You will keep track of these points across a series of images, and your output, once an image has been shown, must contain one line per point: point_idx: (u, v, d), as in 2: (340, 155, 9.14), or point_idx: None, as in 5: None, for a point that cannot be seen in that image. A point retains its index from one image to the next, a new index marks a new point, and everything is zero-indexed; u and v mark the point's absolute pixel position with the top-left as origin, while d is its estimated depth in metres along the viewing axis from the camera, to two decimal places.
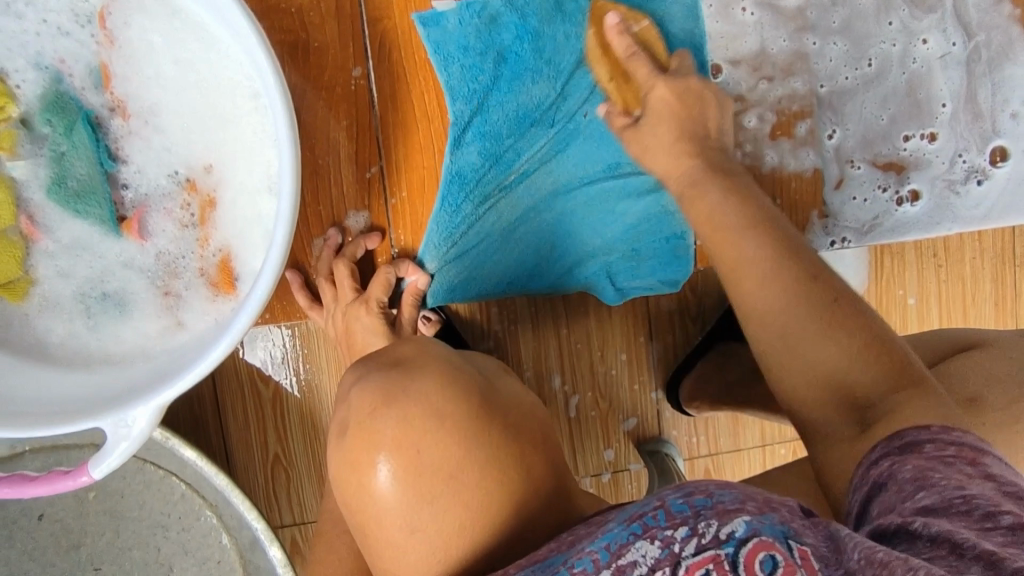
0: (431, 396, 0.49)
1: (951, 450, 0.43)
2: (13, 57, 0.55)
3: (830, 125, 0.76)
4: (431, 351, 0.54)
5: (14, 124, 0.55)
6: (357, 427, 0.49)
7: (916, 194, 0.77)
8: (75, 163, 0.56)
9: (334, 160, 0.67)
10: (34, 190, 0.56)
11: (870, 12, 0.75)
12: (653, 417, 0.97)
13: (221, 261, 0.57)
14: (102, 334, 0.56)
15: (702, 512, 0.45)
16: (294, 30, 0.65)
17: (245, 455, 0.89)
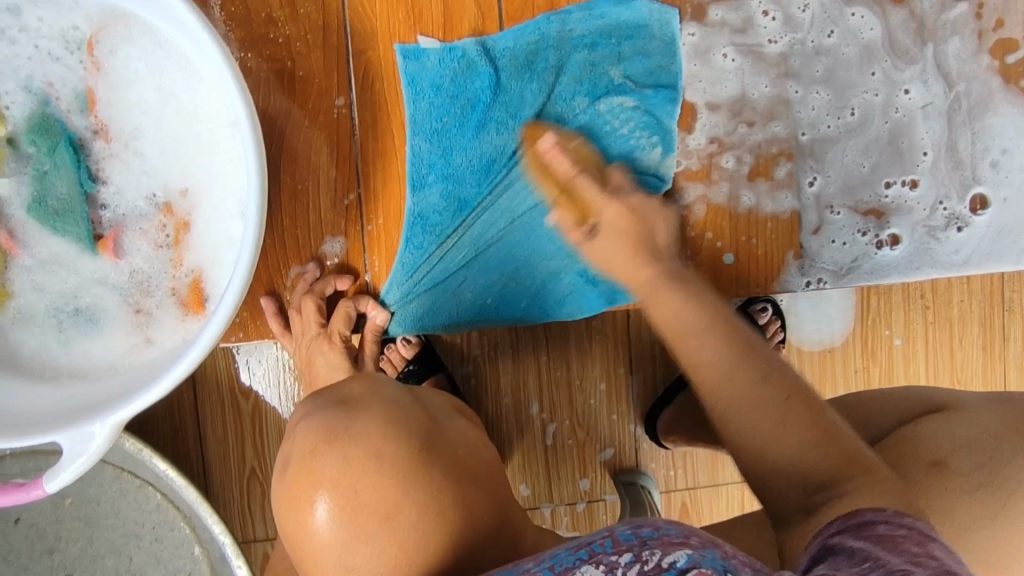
0: (373, 438, 0.50)
1: (902, 531, 0.43)
2: (3, 80, 0.56)
3: (811, 172, 0.77)
4: (381, 391, 0.55)
5: (2, 143, 0.57)
6: (299, 464, 0.50)
7: (896, 239, 0.77)
8: (57, 182, 0.57)
9: (313, 185, 0.68)
10: (15, 206, 0.57)
11: (852, 62, 0.76)
12: (631, 448, 0.97)
13: (192, 281, 0.58)
14: (72, 349, 0.56)
15: (648, 541, 0.44)
16: (280, 58, 0.67)
17: (221, 469, 0.90)
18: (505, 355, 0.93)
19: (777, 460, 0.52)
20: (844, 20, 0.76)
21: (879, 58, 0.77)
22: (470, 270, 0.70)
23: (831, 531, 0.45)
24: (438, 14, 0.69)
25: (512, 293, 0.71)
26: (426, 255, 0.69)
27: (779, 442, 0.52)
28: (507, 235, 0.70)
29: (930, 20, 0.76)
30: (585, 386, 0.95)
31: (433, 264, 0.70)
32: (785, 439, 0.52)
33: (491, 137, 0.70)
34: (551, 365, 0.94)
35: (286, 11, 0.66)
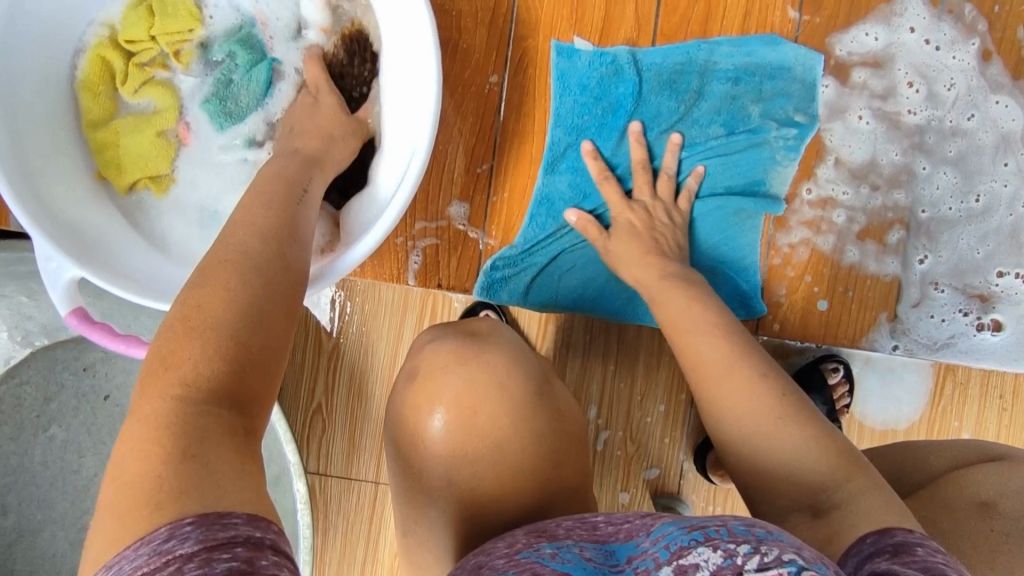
0: (495, 367, 0.56)
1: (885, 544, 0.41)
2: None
3: (922, 251, 0.76)
4: (503, 333, 0.62)
5: (197, 45, 0.68)
6: (426, 375, 0.57)
7: (999, 324, 0.77)
8: (241, 92, 0.67)
9: (452, 149, 0.73)
10: (196, 103, 0.68)
11: (987, 148, 0.76)
12: (676, 474, 0.98)
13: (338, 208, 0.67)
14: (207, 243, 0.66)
15: (765, 539, 0.39)
16: (449, 31, 0.72)
17: (291, 396, 0.95)
18: (576, 355, 0.96)
19: (789, 475, 0.49)
20: (987, 106, 0.76)
21: (1015, 150, 0.76)
22: (575, 257, 0.75)
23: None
24: (597, 20, 0.73)
25: (614, 284, 0.75)
26: (543, 235, 0.74)
27: (785, 438, 0.50)
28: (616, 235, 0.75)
29: None
30: (644, 404, 0.97)
31: (548, 244, 0.74)
32: (778, 441, 0.50)
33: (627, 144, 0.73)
34: (617, 375, 0.96)
35: None
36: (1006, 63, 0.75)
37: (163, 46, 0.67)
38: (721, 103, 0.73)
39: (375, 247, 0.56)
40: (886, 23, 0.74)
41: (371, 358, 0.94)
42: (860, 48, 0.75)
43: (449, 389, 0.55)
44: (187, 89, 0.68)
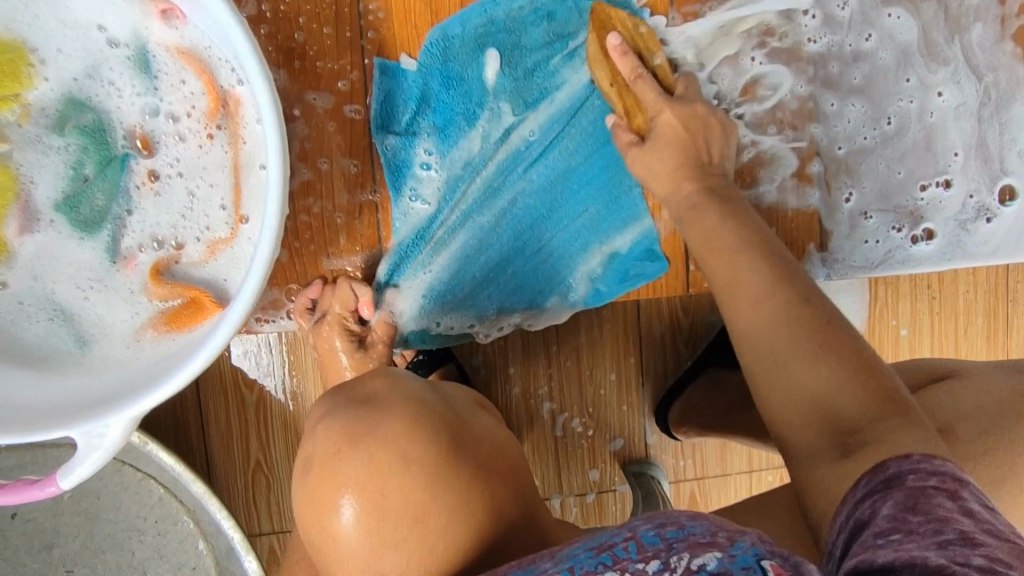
0: (397, 440, 0.51)
1: (932, 480, 0.43)
2: (70, 59, 0.52)
3: (847, 188, 0.71)
4: (403, 387, 0.57)
5: (32, 109, 0.53)
6: (322, 466, 0.51)
7: (931, 232, 0.72)
8: (94, 192, 0.54)
9: (327, 178, 0.64)
10: (45, 201, 0.54)
11: (889, 62, 0.70)
12: (641, 439, 0.96)
13: (184, 295, 0.54)
14: (28, 333, 0.53)
15: (674, 545, 0.44)
16: (290, 37, 0.61)
17: (225, 460, 0.87)
18: (516, 347, 0.91)
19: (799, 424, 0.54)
20: (880, 21, 0.69)
21: (913, 60, 0.70)
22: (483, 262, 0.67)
23: (859, 495, 0.45)
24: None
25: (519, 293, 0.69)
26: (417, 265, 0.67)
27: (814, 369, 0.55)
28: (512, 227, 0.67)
29: (953, 7, 0.70)
30: (595, 377, 0.94)
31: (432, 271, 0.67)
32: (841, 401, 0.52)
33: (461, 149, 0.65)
34: (563, 356, 0.93)
35: None
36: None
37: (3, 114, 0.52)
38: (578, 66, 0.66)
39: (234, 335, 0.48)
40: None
41: (303, 400, 0.87)
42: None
43: (308, 480, 0.52)
44: (27, 163, 0.53)
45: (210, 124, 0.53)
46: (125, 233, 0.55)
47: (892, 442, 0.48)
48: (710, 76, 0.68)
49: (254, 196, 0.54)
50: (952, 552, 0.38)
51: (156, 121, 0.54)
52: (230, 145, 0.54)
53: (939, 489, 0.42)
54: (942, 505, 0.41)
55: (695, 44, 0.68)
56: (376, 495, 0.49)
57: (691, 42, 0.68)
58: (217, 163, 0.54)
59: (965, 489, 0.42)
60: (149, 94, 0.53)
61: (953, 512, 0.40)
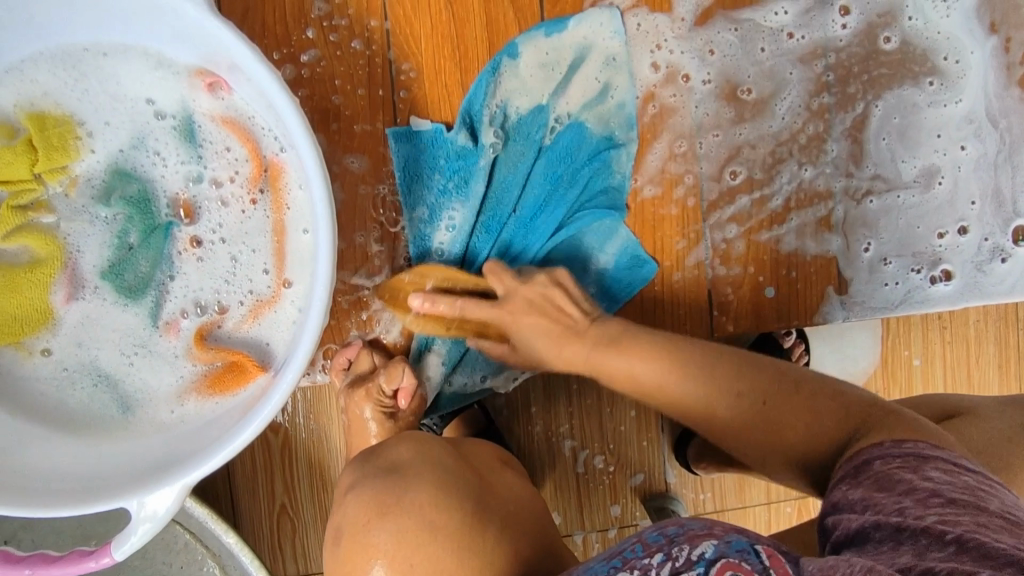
0: (425, 508, 0.53)
1: (896, 461, 0.44)
2: (117, 132, 0.54)
3: (865, 239, 0.75)
4: (429, 452, 0.57)
5: (79, 181, 0.54)
6: (353, 537, 0.53)
7: (949, 274, 0.75)
8: (139, 260, 0.55)
9: (359, 229, 0.67)
10: (89, 269, 0.54)
11: (905, 107, 0.74)
12: (661, 473, 0.97)
13: (226, 357, 0.55)
14: (74, 401, 0.54)
15: (675, 539, 0.47)
16: (327, 98, 0.65)
17: (251, 504, 0.87)
18: (537, 386, 0.93)
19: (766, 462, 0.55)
20: (939, 65, 0.74)
21: (941, 118, 0.75)
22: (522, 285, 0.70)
23: (837, 478, 0.47)
24: (483, 52, 0.67)
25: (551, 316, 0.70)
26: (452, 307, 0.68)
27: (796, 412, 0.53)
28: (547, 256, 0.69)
29: (961, 56, 0.74)
30: (615, 414, 0.95)
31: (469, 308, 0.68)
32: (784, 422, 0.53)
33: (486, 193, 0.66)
34: (583, 394, 0.94)
35: (330, 52, 0.65)
36: (932, 12, 0.73)
37: (52, 186, 0.53)
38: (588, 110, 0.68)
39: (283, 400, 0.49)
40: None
41: (328, 443, 0.87)
42: (774, 24, 0.72)
43: (345, 549, 0.53)
44: (73, 233, 0.54)
45: (253, 189, 0.55)
46: (169, 299, 0.56)
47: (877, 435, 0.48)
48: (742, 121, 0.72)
49: (296, 259, 0.55)
50: (909, 514, 0.40)
51: (198, 189, 0.55)
52: (272, 210, 0.55)
53: (902, 467, 0.44)
54: (903, 478, 0.43)
55: (747, 97, 0.72)
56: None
57: (746, 94, 0.72)
58: (259, 228, 0.56)
59: (930, 461, 0.44)
60: (192, 163, 0.55)
61: (916, 483, 0.42)
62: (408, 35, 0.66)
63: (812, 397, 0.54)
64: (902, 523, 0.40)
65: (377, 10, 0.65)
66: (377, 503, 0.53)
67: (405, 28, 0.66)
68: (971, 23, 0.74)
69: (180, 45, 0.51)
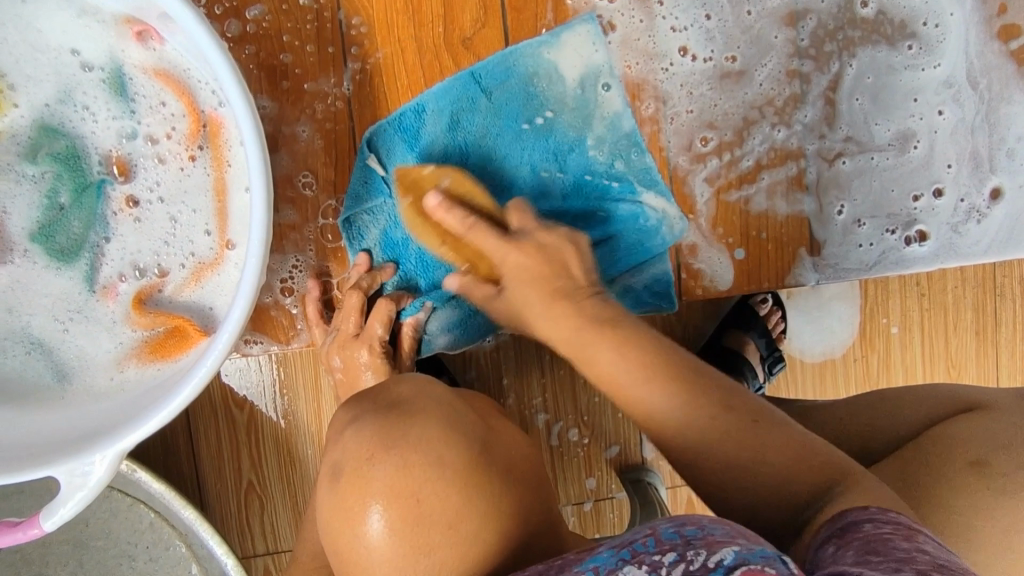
0: (433, 444, 0.48)
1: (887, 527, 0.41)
2: (41, 86, 0.51)
3: (837, 201, 0.73)
4: (428, 393, 0.54)
5: (3, 138, 0.51)
6: (352, 472, 0.48)
7: (924, 235, 0.74)
8: (71, 221, 0.52)
9: (312, 190, 0.65)
10: (18, 232, 0.52)
11: (880, 67, 0.72)
12: (637, 445, 0.96)
13: (166, 322, 0.52)
14: (6, 368, 0.51)
15: (692, 540, 0.41)
16: (274, 55, 0.62)
17: (217, 481, 0.85)
18: (509, 357, 0.91)
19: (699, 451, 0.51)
20: (919, 30, 0.72)
21: (917, 82, 0.73)
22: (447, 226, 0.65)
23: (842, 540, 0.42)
24: (437, 3, 0.64)
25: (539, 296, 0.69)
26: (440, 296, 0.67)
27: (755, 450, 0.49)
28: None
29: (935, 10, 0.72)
30: (589, 385, 0.93)
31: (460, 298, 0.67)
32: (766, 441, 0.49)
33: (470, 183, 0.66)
34: (555, 365, 0.92)
35: (276, 5, 0.62)
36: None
37: None
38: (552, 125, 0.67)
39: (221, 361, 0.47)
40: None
41: (295, 418, 0.85)
42: None
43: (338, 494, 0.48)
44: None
45: (191, 146, 0.53)
46: (104, 262, 0.53)
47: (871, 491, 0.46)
48: (718, 88, 0.70)
49: (238, 218, 0.53)
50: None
51: (132, 146, 0.52)
52: (210, 167, 0.53)
53: (894, 533, 0.41)
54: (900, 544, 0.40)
55: (727, 62, 0.69)
56: (414, 513, 0.46)
57: (728, 61, 0.69)
58: (198, 186, 0.53)
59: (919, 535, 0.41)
60: (123, 118, 0.52)
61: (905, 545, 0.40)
62: None
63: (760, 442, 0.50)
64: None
65: None
66: (384, 431, 0.49)
67: None
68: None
69: None
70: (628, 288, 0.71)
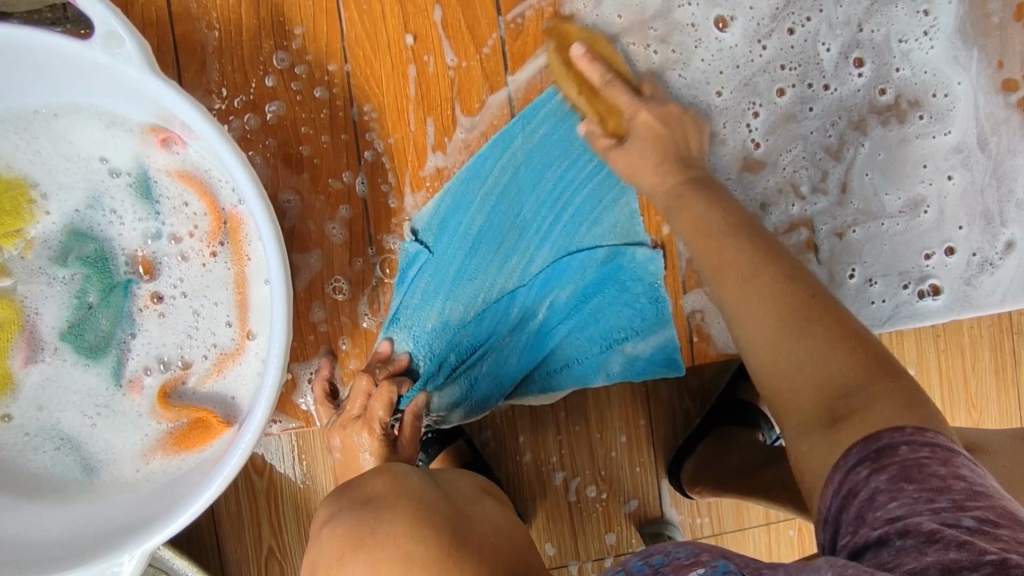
0: (399, 539, 0.49)
1: (925, 450, 0.40)
2: (70, 192, 0.54)
3: (849, 265, 0.76)
4: (402, 484, 0.54)
5: (33, 243, 0.53)
6: (328, 574, 0.50)
7: (937, 288, 0.76)
8: (98, 319, 0.54)
9: (324, 272, 0.67)
10: (47, 332, 0.54)
11: (892, 143, 0.76)
12: (655, 498, 0.96)
13: (190, 415, 0.54)
14: (38, 465, 0.53)
15: (659, 568, 0.48)
16: (291, 142, 0.65)
17: (237, 549, 0.84)
18: (524, 417, 0.91)
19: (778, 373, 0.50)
20: (928, 101, 0.77)
21: (929, 148, 0.77)
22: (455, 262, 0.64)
23: (852, 461, 0.42)
24: (445, 87, 0.66)
25: (538, 366, 0.69)
26: (449, 368, 0.68)
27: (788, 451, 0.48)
28: (538, 327, 0.69)
29: (931, 75, 0.76)
30: (605, 440, 0.94)
31: (465, 369, 0.68)
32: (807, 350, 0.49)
33: (482, 259, 0.67)
34: (571, 422, 0.93)
35: (290, 96, 0.64)
36: (918, 53, 0.76)
37: (7, 248, 0.53)
38: (559, 195, 0.68)
39: (245, 458, 0.48)
40: (768, 51, 0.74)
41: (315, 484, 0.84)
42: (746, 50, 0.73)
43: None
44: (30, 294, 0.54)
45: (212, 243, 0.55)
46: (132, 358, 0.55)
47: (875, 412, 0.44)
48: (736, 179, 0.73)
49: (258, 309, 0.55)
50: (944, 521, 0.36)
51: (157, 245, 0.54)
52: (231, 261, 0.55)
53: (931, 458, 0.40)
54: (935, 472, 0.39)
55: (751, 149, 0.75)
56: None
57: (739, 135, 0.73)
58: (220, 281, 0.55)
59: (958, 457, 0.40)
60: (148, 221, 0.54)
61: (948, 481, 0.38)
62: (368, 76, 0.65)
63: (822, 321, 0.50)
64: (936, 533, 0.36)
65: (335, 53, 0.65)
66: (352, 530, 0.51)
67: (365, 69, 0.65)
68: (955, 50, 0.76)
69: (132, 105, 0.51)
70: (634, 356, 0.70)
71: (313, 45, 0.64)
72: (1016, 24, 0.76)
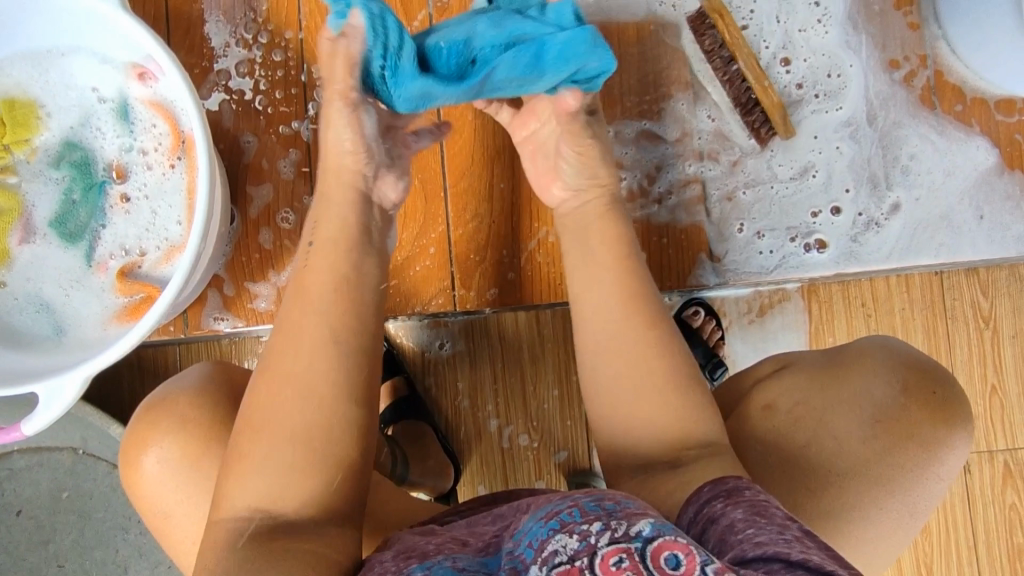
0: None
1: (763, 494, 0.45)
2: (67, 112, 0.69)
3: (738, 221, 0.84)
4: None
5: (36, 150, 0.69)
6: None
7: (823, 243, 0.84)
8: (79, 212, 0.68)
9: (273, 200, 0.79)
10: (39, 220, 0.68)
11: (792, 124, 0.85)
12: (585, 450, 0.94)
13: (141, 289, 0.67)
14: (19, 322, 0.66)
15: (613, 512, 0.42)
16: (252, 93, 0.80)
17: None
18: (463, 362, 0.94)
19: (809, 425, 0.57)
20: (823, 81, 0.85)
21: (822, 121, 0.85)
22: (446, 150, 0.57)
23: (704, 497, 0.46)
24: None
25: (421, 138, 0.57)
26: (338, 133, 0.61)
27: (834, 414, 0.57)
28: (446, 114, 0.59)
29: (819, 53, 0.86)
30: (537, 391, 0.94)
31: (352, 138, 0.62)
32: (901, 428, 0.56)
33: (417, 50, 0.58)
34: (507, 373, 0.94)
35: (254, 57, 0.80)
36: (814, 40, 0.85)
37: (16, 152, 0.68)
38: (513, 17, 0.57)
39: (165, 310, 0.58)
40: (673, 33, 0.84)
41: None
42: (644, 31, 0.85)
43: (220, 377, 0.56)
44: (30, 191, 0.68)
45: (171, 156, 0.69)
46: (103, 244, 0.68)
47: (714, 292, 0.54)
48: (635, 142, 0.84)
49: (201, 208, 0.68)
50: (796, 548, 0.39)
51: (129, 157, 0.69)
52: (184, 171, 0.69)
53: (769, 499, 0.44)
54: (777, 511, 0.43)
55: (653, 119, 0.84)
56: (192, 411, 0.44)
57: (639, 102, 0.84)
58: (175, 187, 0.69)
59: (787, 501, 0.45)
60: (124, 137, 0.69)
61: (788, 521, 0.42)
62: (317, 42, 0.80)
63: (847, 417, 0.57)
64: (792, 555, 0.39)
65: (292, 23, 0.80)
66: None
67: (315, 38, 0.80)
68: (847, 36, 0.85)
69: (117, 44, 0.66)
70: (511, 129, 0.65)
71: (274, 16, 0.80)
72: (895, 13, 0.85)
